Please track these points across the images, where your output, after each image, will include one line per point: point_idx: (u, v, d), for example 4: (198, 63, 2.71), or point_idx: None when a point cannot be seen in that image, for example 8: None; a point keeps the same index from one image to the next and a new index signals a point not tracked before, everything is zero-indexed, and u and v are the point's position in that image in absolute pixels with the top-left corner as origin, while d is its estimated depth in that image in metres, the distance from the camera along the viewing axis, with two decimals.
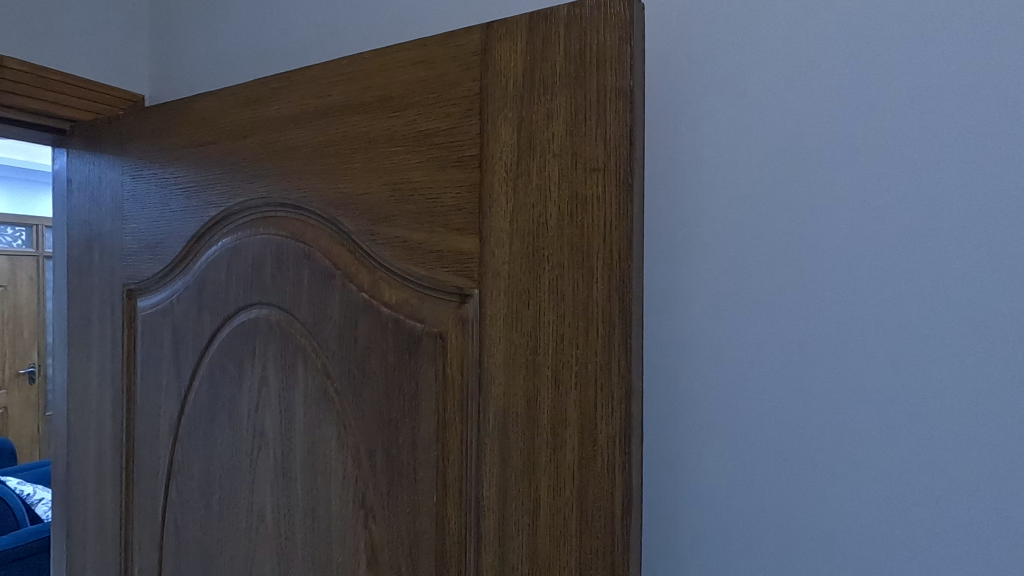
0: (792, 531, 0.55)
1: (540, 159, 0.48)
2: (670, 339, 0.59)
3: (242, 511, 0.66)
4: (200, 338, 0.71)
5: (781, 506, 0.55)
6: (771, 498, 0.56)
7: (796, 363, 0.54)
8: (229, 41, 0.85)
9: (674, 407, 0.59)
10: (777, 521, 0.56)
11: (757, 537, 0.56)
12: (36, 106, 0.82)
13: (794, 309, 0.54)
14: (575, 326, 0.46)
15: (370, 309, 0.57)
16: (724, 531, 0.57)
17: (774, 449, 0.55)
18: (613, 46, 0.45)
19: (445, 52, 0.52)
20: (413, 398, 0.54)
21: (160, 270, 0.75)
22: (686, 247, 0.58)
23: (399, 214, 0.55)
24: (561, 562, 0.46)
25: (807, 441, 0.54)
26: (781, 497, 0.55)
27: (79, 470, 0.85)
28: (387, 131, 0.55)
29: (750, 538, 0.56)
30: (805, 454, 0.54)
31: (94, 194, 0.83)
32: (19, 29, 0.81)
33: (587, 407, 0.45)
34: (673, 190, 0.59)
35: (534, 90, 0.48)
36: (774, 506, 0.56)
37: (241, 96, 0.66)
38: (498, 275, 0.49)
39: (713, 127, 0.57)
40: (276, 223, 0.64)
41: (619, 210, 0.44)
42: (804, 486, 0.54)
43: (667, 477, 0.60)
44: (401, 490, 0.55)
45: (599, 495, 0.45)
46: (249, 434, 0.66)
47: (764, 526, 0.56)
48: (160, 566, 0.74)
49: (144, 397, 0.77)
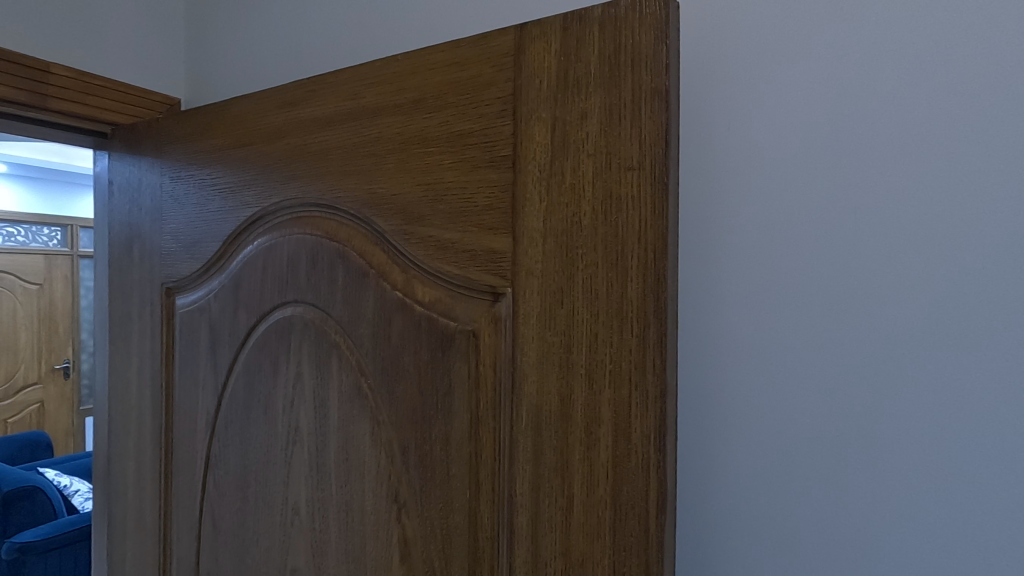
0: (829, 534, 0.54)
1: (574, 159, 0.48)
2: (701, 339, 0.59)
3: (277, 504, 0.68)
4: (236, 335, 0.73)
5: (816, 508, 0.55)
6: (806, 500, 0.55)
7: (832, 364, 0.54)
8: (263, 45, 0.87)
9: (705, 407, 0.59)
10: (812, 523, 0.55)
11: (792, 539, 0.56)
12: (81, 111, 0.85)
13: (831, 309, 0.54)
14: (609, 325, 0.46)
15: (403, 307, 0.58)
16: (757, 532, 0.57)
17: (809, 451, 0.55)
18: (648, 46, 0.45)
19: (479, 53, 0.52)
20: (446, 395, 0.55)
21: (197, 268, 0.77)
22: (719, 246, 0.58)
23: (432, 214, 0.55)
24: (595, 560, 0.47)
25: (844, 442, 0.53)
26: (816, 499, 0.55)
27: (120, 462, 0.88)
28: (420, 132, 0.56)
29: (784, 539, 0.56)
30: (841, 457, 0.54)
31: (134, 195, 0.85)
32: (64, 36, 0.84)
33: (621, 406, 0.46)
34: (705, 190, 0.59)
35: (568, 91, 0.48)
36: (809, 508, 0.55)
37: (277, 99, 0.67)
38: (531, 274, 0.50)
39: (747, 126, 0.57)
40: (310, 223, 0.66)
41: (654, 209, 0.44)
42: (840, 488, 0.54)
43: (697, 477, 0.60)
44: (434, 485, 0.56)
45: (633, 494, 0.45)
46: (284, 429, 0.67)
47: (798, 528, 0.56)
48: (198, 556, 0.77)
49: (182, 392, 0.79)
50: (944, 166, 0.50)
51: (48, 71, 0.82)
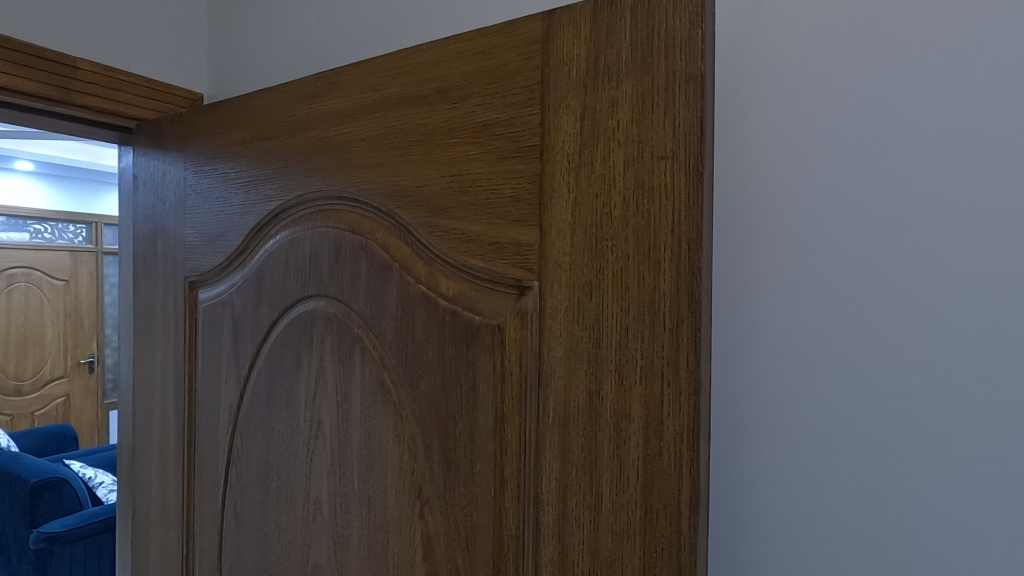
0: (866, 536, 0.53)
1: (604, 149, 0.47)
2: (733, 335, 0.58)
3: (299, 499, 0.68)
4: (259, 329, 0.73)
5: (853, 509, 0.53)
6: (842, 501, 0.53)
7: (870, 361, 0.52)
8: (285, 39, 0.87)
9: (736, 404, 0.58)
10: (847, 524, 0.53)
11: (827, 541, 0.54)
12: (106, 106, 0.86)
13: (870, 304, 0.52)
14: (640, 320, 0.45)
15: (427, 301, 0.57)
16: (789, 534, 0.56)
17: (845, 449, 0.53)
18: (683, 30, 0.43)
19: (506, 41, 0.51)
20: (471, 390, 0.54)
21: (220, 262, 0.78)
22: (751, 239, 0.57)
23: (457, 206, 0.54)
24: (624, 560, 0.45)
25: (882, 441, 0.52)
26: (851, 500, 0.53)
27: (144, 455, 0.89)
28: (445, 122, 0.55)
29: (819, 541, 0.54)
30: (880, 456, 0.52)
31: (157, 189, 0.86)
32: (91, 31, 0.85)
33: (653, 402, 0.44)
34: (738, 182, 0.57)
35: (598, 78, 0.47)
36: (845, 509, 0.53)
37: (300, 92, 0.67)
38: (559, 267, 0.49)
39: (781, 116, 0.55)
40: (333, 216, 0.65)
41: (688, 200, 0.43)
42: (878, 488, 0.52)
43: (728, 475, 0.58)
44: (457, 482, 0.55)
45: (665, 494, 0.44)
46: (306, 423, 0.67)
47: (833, 530, 0.54)
48: (220, 549, 0.77)
49: (205, 386, 0.79)
50: (986, 157, 0.48)
51: (74, 67, 0.83)
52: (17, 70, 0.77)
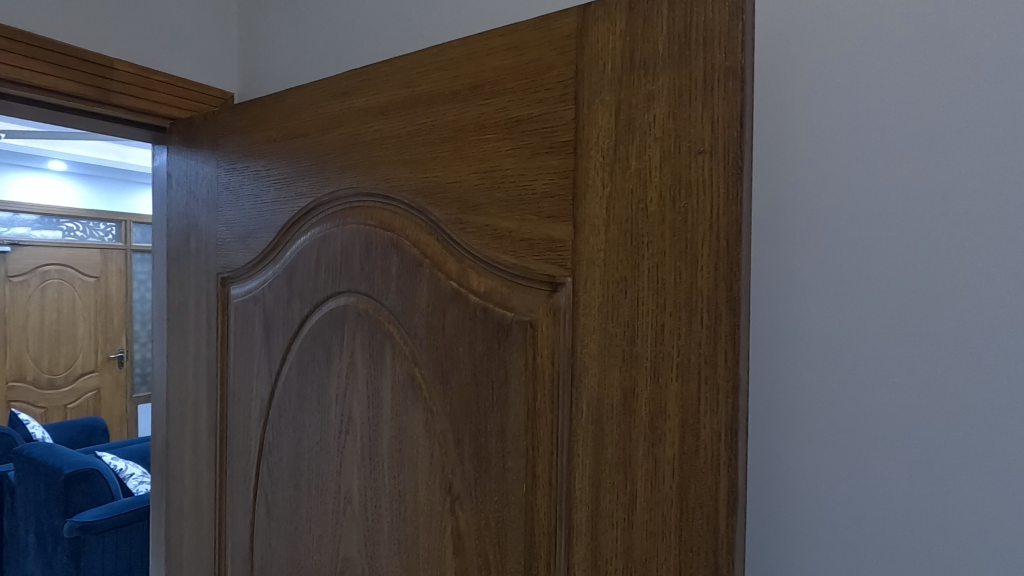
0: (909, 541, 0.51)
1: (639, 143, 0.46)
2: (769, 333, 0.56)
3: (330, 492, 0.69)
4: (290, 324, 0.73)
5: (895, 512, 0.52)
6: (881, 503, 0.52)
7: (915, 360, 0.50)
8: (316, 38, 0.88)
9: (771, 404, 0.57)
10: (886, 528, 0.52)
11: (866, 544, 0.53)
12: (142, 106, 0.88)
13: (915, 302, 0.50)
14: (677, 317, 0.44)
15: (458, 297, 0.57)
16: (826, 537, 0.54)
17: (887, 452, 0.52)
18: (722, 22, 0.42)
19: (539, 36, 0.51)
20: (502, 385, 0.54)
21: (252, 259, 0.79)
22: (789, 235, 0.55)
23: (489, 202, 0.54)
24: (659, 559, 0.45)
25: (927, 444, 0.50)
26: (892, 504, 0.52)
27: (177, 447, 0.91)
28: (477, 119, 0.55)
29: (858, 544, 0.53)
30: (924, 459, 0.50)
31: (191, 187, 0.87)
32: (128, 33, 0.87)
33: (689, 400, 0.44)
34: (776, 176, 0.56)
35: (634, 72, 0.46)
36: (886, 512, 0.52)
37: (331, 90, 0.68)
38: (593, 264, 0.48)
39: (820, 108, 0.54)
40: (364, 212, 0.65)
41: (727, 194, 0.42)
42: (922, 492, 0.51)
43: (763, 478, 0.57)
44: (488, 478, 0.55)
45: (701, 493, 0.43)
46: (337, 418, 0.68)
47: (873, 533, 0.53)
48: (252, 540, 0.78)
49: (237, 380, 0.80)
50: None
51: (112, 68, 0.85)
52: (59, 71, 0.80)
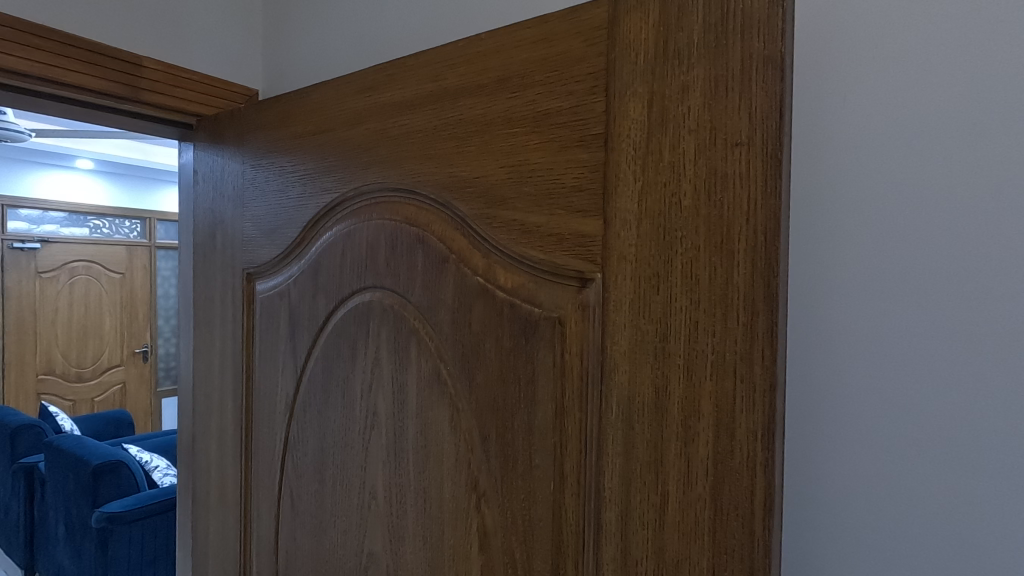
0: (958, 555, 0.48)
1: (673, 136, 0.45)
2: (805, 331, 0.54)
3: (355, 487, 0.69)
4: (315, 320, 0.74)
5: (940, 522, 0.48)
6: (923, 514, 0.49)
7: (966, 361, 0.47)
8: (339, 34, 0.88)
9: (808, 406, 0.54)
10: (929, 540, 0.49)
11: (909, 555, 0.50)
12: (168, 102, 0.89)
13: (966, 299, 0.47)
14: (711, 313, 0.43)
15: (484, 293, 0.57)
16: (865, 548, 0.51)
17: (933, 458, 0.48)
18: (761, 10, 0.41)
19: (569, 27, 0.50)
20: (530, 382, 0.53)
21: (277, 254, 0.79)
22: (827, 228, 0.52)
23: (516, 196, 0.54)
24: (692, 561, 0.44)
25: (980, 450, 0.47)
26: (936, 514, 0.49)
27: (204, 440, 0.92)
28: (504, 112, 0.54)
29: (902, 555, 0.50)
30: (976, 468, 0.47)
31: (217, 183, 0.88)
32: (155, 31, 0.88)
33: (724, 399, 0.43)
34: (814, 166, 0.53)
35: (667, 63, 0.45)
36: (931, 522, 0.49)
37: (355, 85, 0.68)
38: (624, 259, 0.47)
39: (862, 94, 0.51)
40: (389, 208, 0.65)
41: (765, 188, 0.41)
42: (974, 503, 0.47)
43: (800, 482, 0.54)
44: (515, 476, 0.54)
45: (736, 494, 0.42)
46: (362, 414, 0.68)
47: (919, 544, 0.49)
48: (277, 534, 0.79)
49: (263, 375, 0.81)
50: None
51: (139, 65, 0.86)
52: (88, 69, 0.81)
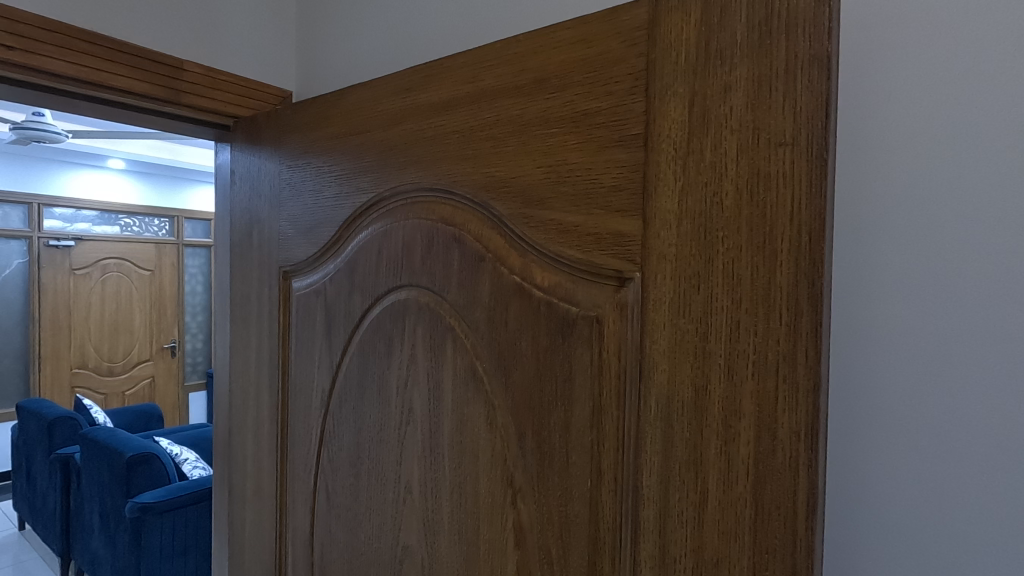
0: (1010, 563, 0.46)
1: (714, 136, 0.45)
2: (849, 331, 0.53)
3: (390, 482, 0.70)
4: (351, 317, 0.75)
5: (988, 529, 0.47)
6: (971, 521, 0.48)
7: (1018, 364, 0.45)
8: (372, 37, 0.89)
9: (849, 408, 0.52)
10: (977, 548, 0.47)
11: (956, 563, 0.48)
12: (208, 104, 0.92)
13: (1017, 301, 0.45)
14: (753, 313, 0.43)
15: (521, 291, 0.57)
16: (910, 554, 0.50)
17: (984, 462, 0.47)
18: (807, 9, 0.41)
19: (609, 28, 0.50)
20: (567, 380, 0.54)
21: (314, 252, 0.81)
22: (872, 226, 0.51)
23: (554, 196, 0.54)
24: (732, 560, 0.44)
25: None
26: (985, 522, 0.47)
27: (240, 434, 0.94)
28: (542, 113, 0.55)
29: (949, 563, 0.48)
30: None
31: (254, 184, 0.90)
32: (196, 36, 0.91)
33: (766, 399, 0.43)
34: (859, 163, 0.52)
35: (709, 63, 0.45)
36: (981, 529, 0.47)
37: (392, 87, 0.69)
38: (664, 258, 0.48)
39: (908, 89, 0.49)
40: (426, 207, 0.66)
41: (809, 188, 0.41)
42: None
43: (843, 487, 0.53)
44: (552, 473, 0.55)
45: (778, 493, 0.42)
46: (398, 410, 0.69)
47: (968, 552, 0.48)
48: (312, 525, 0.81)
49: (299, 371, 0.83)
50: None
51: (181, 69, 0.88)
52: (134, 73, 0.84)
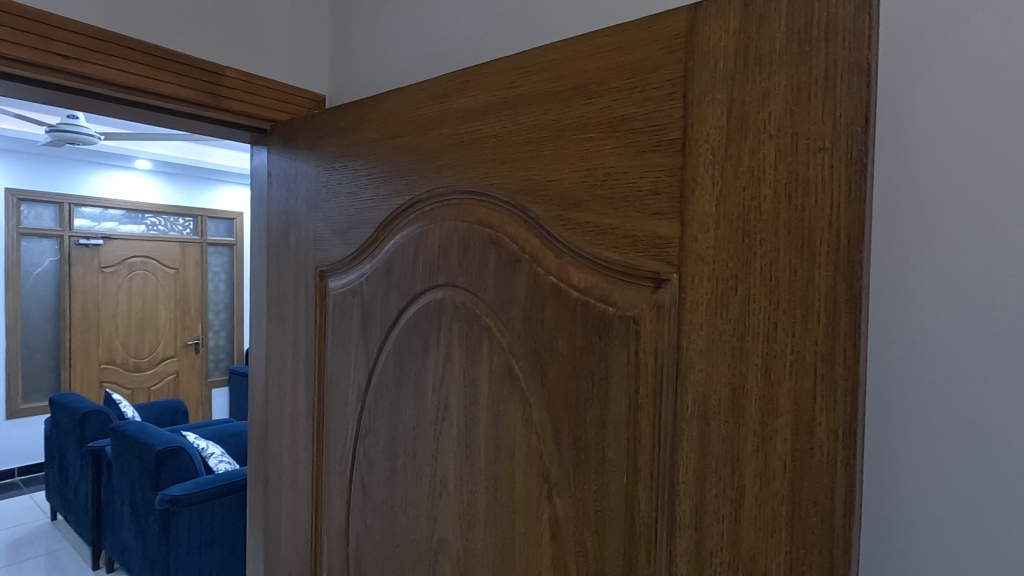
0: None
1: (753, 141, 0.46)
2: (884, 332, 0.53)
3: (426, 476, 0.72)
4: (387, 316, 0.77)
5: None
6: (1009, 522, 0.48)
7: None
8: (405, 43, 0.92)
9: (884, 408, 0.53)
10: (1015, 550, 0.48)
11: (992, 563, 0.49)
12: (246, 109, 0.95)
13: None
14: (791, 314, 0.44)
15: (558, 292, 0.59)
16: (946, 554, 0.51)
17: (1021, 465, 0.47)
18: (847, 18, 0.42)
19: (647, 35, 0.52)
20: (603, 378, 0.55)
21: (350, 253, 0.83)
22: (908, 229, 0.52)
23: (591, 199, 0.56)
24: (768, 555, 0.45)
25: None
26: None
27: (276, 428, 0.97)
28: (580, 118, 0.56)
29: (986, 562, 0.49)
30: None
31: (291, 186, 0.93)
32: (235, 43, 0.94)
33: (804, 398, 0.44)
34: (896, 166, 0.53)
35: (749, 69, 0.46)
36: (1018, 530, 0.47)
37: (429, 92, 0.71)
38: (701, 260, 0.49)
39: (945, 94, 0.50)
40: (462, 209, 0.68)
41: (849, 192, 0.42)
42: None
43: (877, 485, 0.54)
44: (588, 468, 0.56)
45: (816, 490, 0.43)
46: (434, 406, 0.71)
47: (1004, 553, 0.48)
48: (348, 517, 0.83)
49: (335, 367, 0.85)
50: None
51: (222, 75, 0.92)
52: (178, 79, 0.87)
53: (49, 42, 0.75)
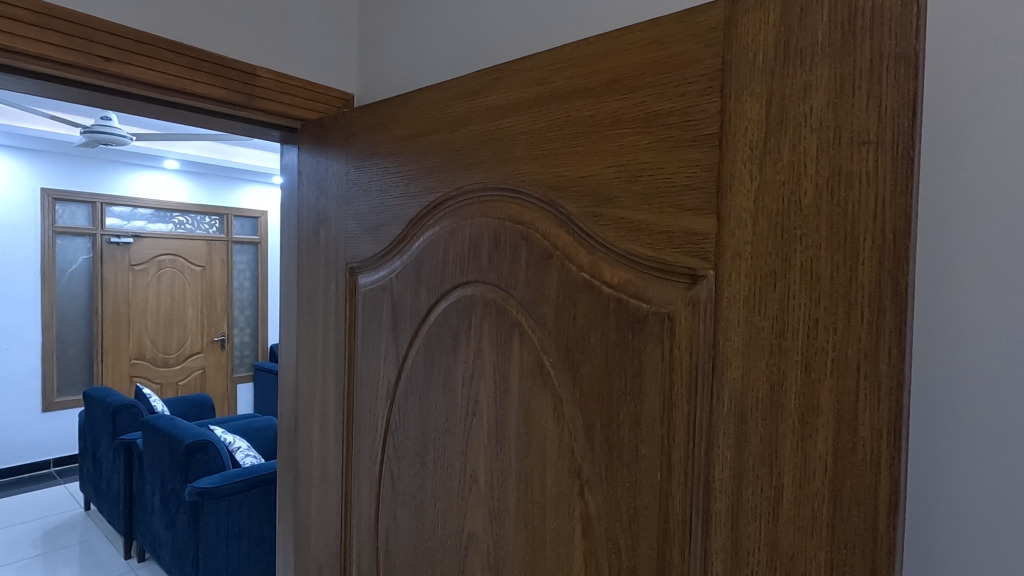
0: None
1: (793, 135, 0.46)
2: (927, 330, 0.52)
3: (456, 471, 0.73)
4: (417, 312, 0.78)
5: None
6: None
7: None
8: (434, 42, 0.92)
9: (929, 409, 0.52)
10: None
11: None
12: (277, 108, 0.96)
13: None
14: (833, 311, 0.44)
15: (590, 288, 0.59)
16: (993, 558, 0.49)
17: None
18: (893, 8, 0.41)
19: (684, 29, 0.51)
20: (637, 375, 0.55)
21: (380, 250, 0.84)
22: (955, 225, 0.50)
23: (625, 195, 0.56)
24: (808, 555, 0.45)
25: None
26: None
27: (306, 423, 0.99)
28: (614, 114, 0.56)
29: None
30: None
31: (322, 184, 0.95)
32: (267, 44, 0.96)
33: (847, 396, 0.43)
34: (942, 161, 0.51)
35: (789, 62, 0.46)
36: None
37: (460, 90, 0.71)
38: (739, 257, 0.48)
39: (994, 87, 0.49)
40: (493, 206, 0.68)
41: (894, 186, 0.41)
42: None
43: (920, 486, 0.53)
44: (621, 464, 0.56)
45: (858, 490, 0.42)
46: (464, 402, 0.72)
47: None
48: (378, 511, 0.84)
49: (365, 363, 0.87)
50: None
51: (254, 75, 0.93)
52: (212, 79, 0.89)
53: (90, 45, 0.77)
